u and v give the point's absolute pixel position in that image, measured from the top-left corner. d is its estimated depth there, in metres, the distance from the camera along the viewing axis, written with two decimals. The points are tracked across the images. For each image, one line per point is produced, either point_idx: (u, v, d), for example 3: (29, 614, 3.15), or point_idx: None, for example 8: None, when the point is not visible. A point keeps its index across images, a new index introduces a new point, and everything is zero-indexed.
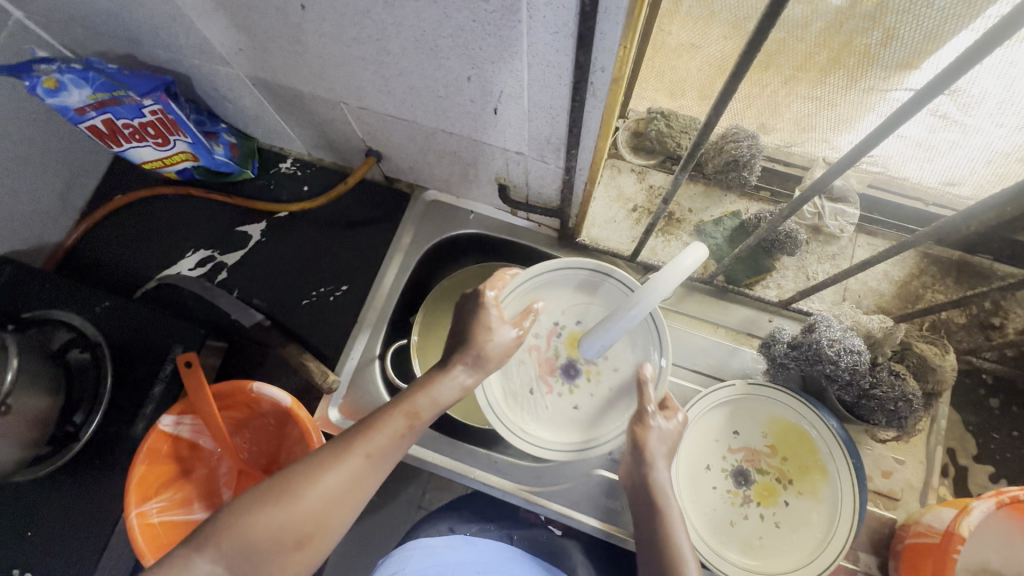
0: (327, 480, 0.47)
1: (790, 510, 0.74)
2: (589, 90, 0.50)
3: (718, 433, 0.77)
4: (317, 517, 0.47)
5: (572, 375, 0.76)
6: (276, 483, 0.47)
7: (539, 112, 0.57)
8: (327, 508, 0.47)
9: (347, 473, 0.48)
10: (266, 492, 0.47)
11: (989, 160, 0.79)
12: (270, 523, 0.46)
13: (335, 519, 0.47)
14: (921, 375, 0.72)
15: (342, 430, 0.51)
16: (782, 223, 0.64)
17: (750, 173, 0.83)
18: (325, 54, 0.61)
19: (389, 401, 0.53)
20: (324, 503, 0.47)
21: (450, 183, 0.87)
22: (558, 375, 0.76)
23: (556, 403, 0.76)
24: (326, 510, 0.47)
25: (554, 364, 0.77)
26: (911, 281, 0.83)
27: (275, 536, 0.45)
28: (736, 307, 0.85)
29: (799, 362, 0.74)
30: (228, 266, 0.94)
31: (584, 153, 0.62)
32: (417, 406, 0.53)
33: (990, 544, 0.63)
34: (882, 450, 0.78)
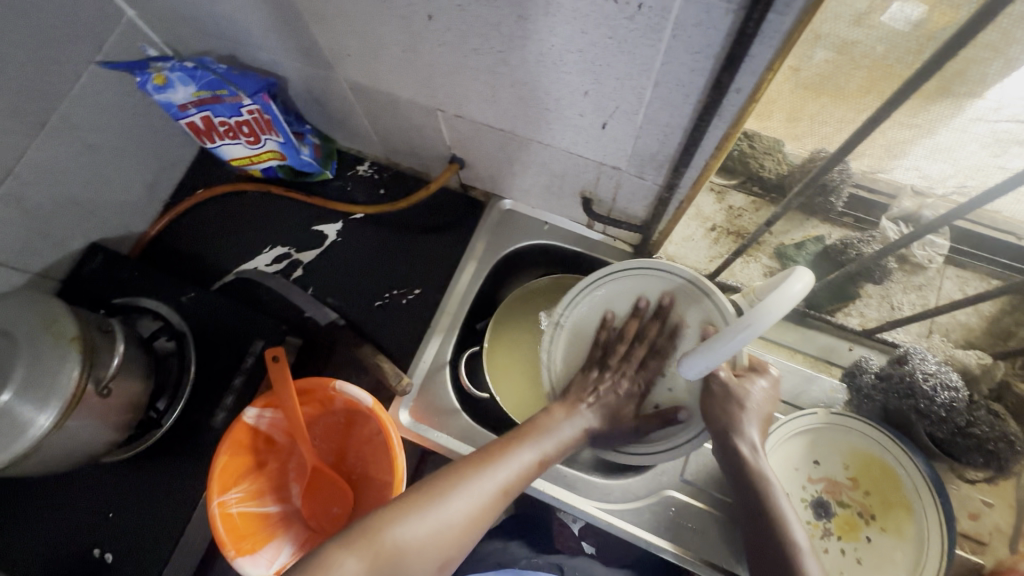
0: (464, 503, 0.57)
1: (873, 547, 0.72)
2: (718, 110, 0.49)
3: (798, 461, 0.76)
4: (453, 533, 0.55)
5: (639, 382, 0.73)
6: (424, 499, 0.56)
7: (652, 129, 0.57)
8: (467, 526, 0.56)
9: (484, 495, 0.58)
10: (412, 505, 0.55)
11: None
12: (415, 535, 0.54)
13: (466, 537, 0.57)
14: (1022, 417, 0.69)
15: (497, 447, 0.63)
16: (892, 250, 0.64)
17: (837, 199, 0.83)
18: (437, 62, 0.63)
19: (536, 437, 0.65)
20: (465, 521, 0.56)
21: (530, 194, 0.88)
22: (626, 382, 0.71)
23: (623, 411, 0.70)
24: (459, 532, 0.56)
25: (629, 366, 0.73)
26: (1002, 317, 0.80)
27: (419, 546, 0.54)
28: (815, 334, 0.83)
29: (888, 394, 0.72)
30: (304, 264, 0.96)
31: (689, 172, 0.61)
32: (542, 450, 0.64)
33: None
34: (970, 491, 0.74)
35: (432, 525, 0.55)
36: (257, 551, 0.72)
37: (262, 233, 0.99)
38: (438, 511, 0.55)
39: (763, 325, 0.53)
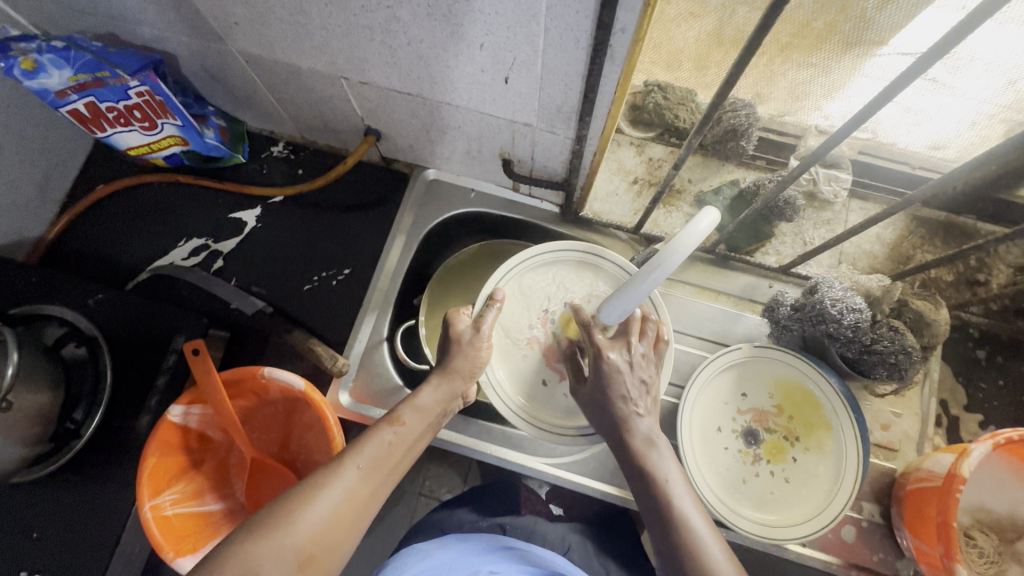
0: (325, 504, 0.50)
1: (799, 466, 0.76)
2: (608, 52, 0.50)
3: (727, 395, 0.80)
4: (318, 540, 0.48)
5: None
6: (277, 512, 0.48)
7: (553, 79, 0.57)
8: (328, 527, 0.49)
9: (337, 494, 0.51)
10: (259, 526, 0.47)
11: (973, 122, 0.83)
12: (272, 555, 0.45)
13: (336, 538, 0.49)
14: (917, 331, 0.75)
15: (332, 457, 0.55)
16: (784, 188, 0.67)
17: (747, 143, 0.84)
18: (329, 24, 0.60)
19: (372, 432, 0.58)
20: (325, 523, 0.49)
21: (452, 161, 0.87)
22: (564, 358, 0.74)
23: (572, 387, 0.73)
24: (324, 536, 0.49)
25: (558, 349, 0.74)
26: (902, 243, 0.86)
27: (276, 565, 0.45)
28: (737, 274, 0.87)
29: (803, 323, 0.76)
30: (224, 255, 0.92)
31: (596, 121, 0.62)
32: (397, 436, 0.59)
33: (985, 487, 0.73)
34: (880, 404, 0.81)
35: (289, 537, 0.46)
36: (199, 550, 0.69)
37: (176, 225, 0.93)
38: (293, 520, 0.47)
39: (667, 263, 0.53)
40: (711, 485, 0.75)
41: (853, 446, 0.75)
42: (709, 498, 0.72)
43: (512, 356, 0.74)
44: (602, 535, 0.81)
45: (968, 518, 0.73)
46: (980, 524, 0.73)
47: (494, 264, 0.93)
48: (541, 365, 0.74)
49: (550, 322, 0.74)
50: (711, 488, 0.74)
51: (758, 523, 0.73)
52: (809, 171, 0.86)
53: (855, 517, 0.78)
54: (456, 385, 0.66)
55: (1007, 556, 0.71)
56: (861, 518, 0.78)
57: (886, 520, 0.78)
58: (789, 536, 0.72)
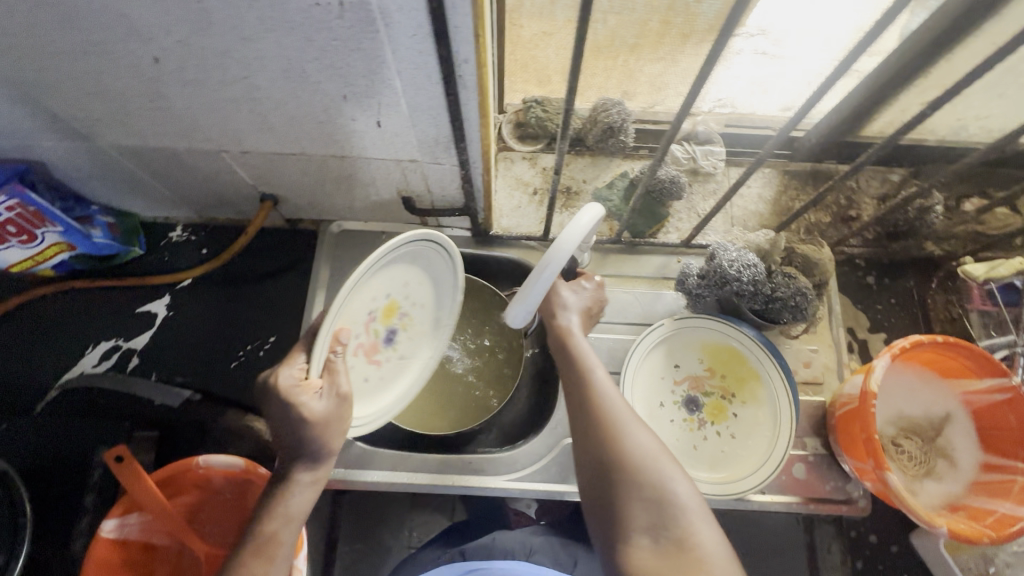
0: None
1: (740, 420, 0.81)
2: (460, 81, 0.54)
3: (662, 370, 0.84)
4: None
5: (392, 338, 0.67)
6: None
7: (421, 116, 0.60)
8: None
9: None
10: None
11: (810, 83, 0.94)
12: None
13: None
14: (808, 271, 0.83)
15: None
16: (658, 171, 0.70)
17: (625, 137, 0.90)
18: (193, 104, 0.61)
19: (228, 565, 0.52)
20: None
21: (354, 209, 0.88)
22: (380, 348, 0.66)
23: (388, 372, 0.67)
24: None
25: (376, 343, 0.65)
26: (780, 197, 0.95)
27: None
28: (647, 256, 0.92)
29: (710, 288, 0.82)
30: (139, 351, 0.88)
31: (472, 145, 0.66)
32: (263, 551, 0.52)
33: (899, 396, 0.81)
34: (798, 344, 0.88)
35: None
36: None
37: (81, 331, 0.89)
38: None
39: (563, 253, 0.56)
40: None
41: (782, 388, 0.80)
42: None
43: None
44: (581, 534, 0.82)
45: (894, 429, 0.79)
46: (906, 432, 0.79)
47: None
48: (359, 367, 0.64)
49: (371, 321, 0.63)
50: None
51: (716, 483, 0.76)
52: (686, 150, 0.94)
53: (802, 454, 0.83)
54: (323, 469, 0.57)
55: (932, 454, 0.78)
56: (807, 454, 0.83)
57: (829, 450, 0.83)
58: (745, 486, 0.75)
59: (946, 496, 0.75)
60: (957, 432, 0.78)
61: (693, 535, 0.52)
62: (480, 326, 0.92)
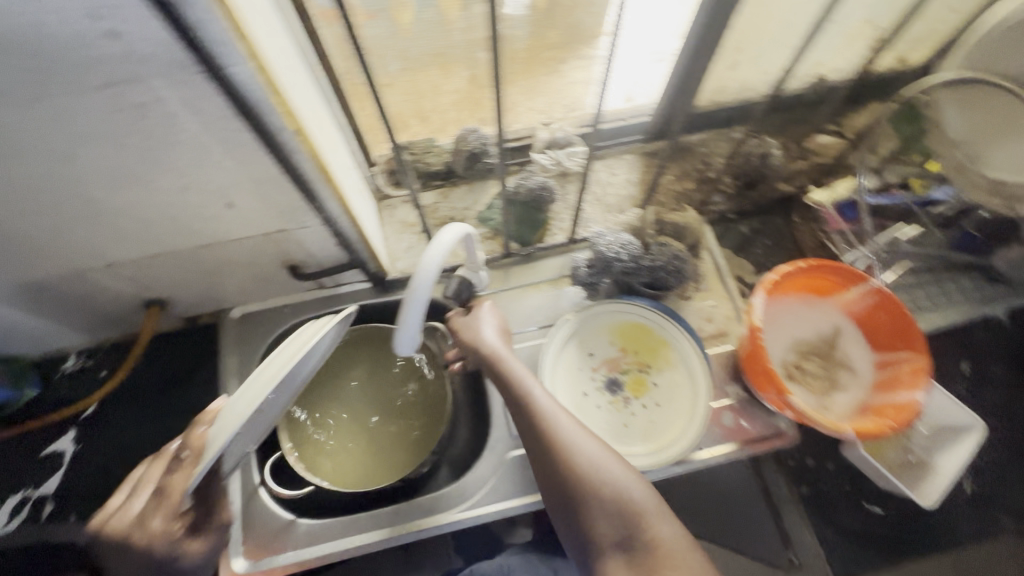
0: None
1: (660, 387, 0.85)
2: (285, 148, 0.57)
3: (579, 362, 0.87)
4: None
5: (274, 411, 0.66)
6: None
7: (266, 188, 0.63)
8: None
9: None
10: None
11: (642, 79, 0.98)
12: None
13: None
14: (680, 236, 0.89)
15: None
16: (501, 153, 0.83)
17: (491, 158, 0.97)
18: (36, 231, 0.61)
19: None
20: None
21: (248, 291, 0.89)
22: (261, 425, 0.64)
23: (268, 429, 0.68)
24: None
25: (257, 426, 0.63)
26: (646, 177, 1.03)
27: None
28: (543, 261, 0.97)
29: (599, 274, 0.87)
30: (52, 495, 0.83)
31: (329, 202, 0.68)
32: None
33: (792, 324, 0.87)
34: (697, 303, 0.93)
35: None
36: None
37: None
38: None
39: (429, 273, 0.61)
40: None
41: (691, 348, 0.85)
42: None
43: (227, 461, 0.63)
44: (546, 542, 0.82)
45: (796, 354, 0.85)
46: (807, 354, 0.85)
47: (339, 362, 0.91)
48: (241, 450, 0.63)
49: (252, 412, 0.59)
50: None
51: (651, 453, 0.79)
52: (551, 157, 1.01)
53: (727, 402, 0.87)
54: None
55: (834, 367, 0.84)
56: (731, 400, 0.87)
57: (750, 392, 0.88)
58: (678, 448, 0.78)
59: (854, 403, 0.81)
60: (848, 342, 0.85)
61: (655, 537, 0.55)
62: (403, 373, 0.91)
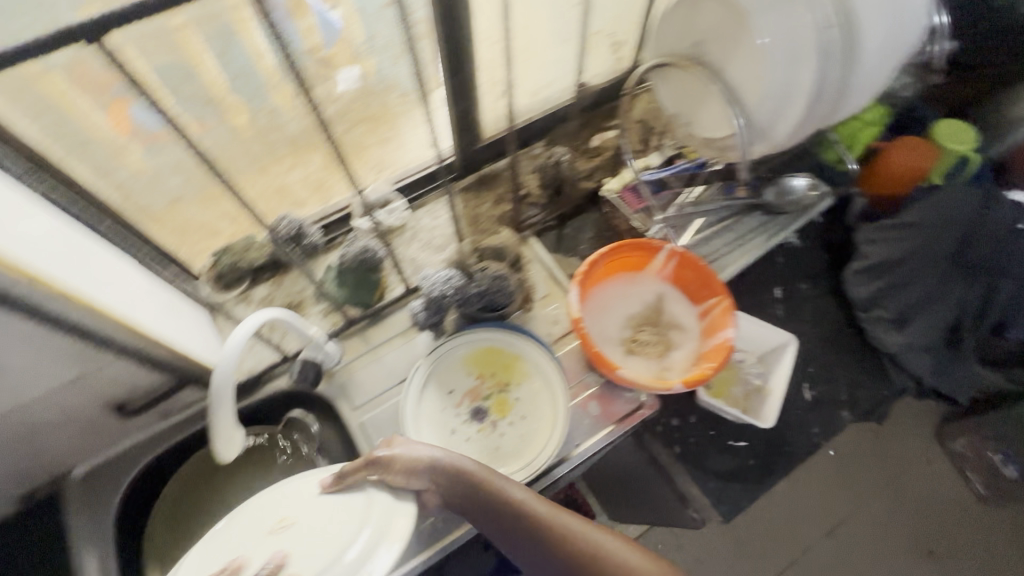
0: None
1: (523, 400, 0.89)
2: (25, 298, 0.55)
3: (441, 400, 0.88)
4: None
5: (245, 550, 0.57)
6: None
7: (33, 346, 0.60)
8: None
9: None
10: None
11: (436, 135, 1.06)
12: None
13: None
14: (500, 255, 0.95)
15: None
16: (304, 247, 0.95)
17: (311, 236, 1.00)
18: None
19: None
20: None
21: (83, 449, 0.82)
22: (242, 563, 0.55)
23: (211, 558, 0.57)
24: None
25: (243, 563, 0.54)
26: (466, 211, 1.09)
27: None
28: (390, 316, 1.00)
29: (435, 312, 0.91)
30: None
31: (115, 334, 0.67)
32: None
33: (621, 301, 0.94)
34: (538, 310, 0.99)
35: None
36: None
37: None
38: None
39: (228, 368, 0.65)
40: None
41: (541, 354, 0.89)
42: None
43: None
44: None
45: (630, 328, 0.92)
46: (639, 326, 0.92)
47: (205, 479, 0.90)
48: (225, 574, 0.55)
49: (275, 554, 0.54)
50: None
51: (524, 465, 0.83)
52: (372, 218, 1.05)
53: (589, 389, 0.92)
54: None
55: (664, 329, 0.92)
56: (592, 387, 0.92)
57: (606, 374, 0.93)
58: (547, 453, 0.81)
59: (688, 355, 0.88)
60: (670, 304, 0.94)
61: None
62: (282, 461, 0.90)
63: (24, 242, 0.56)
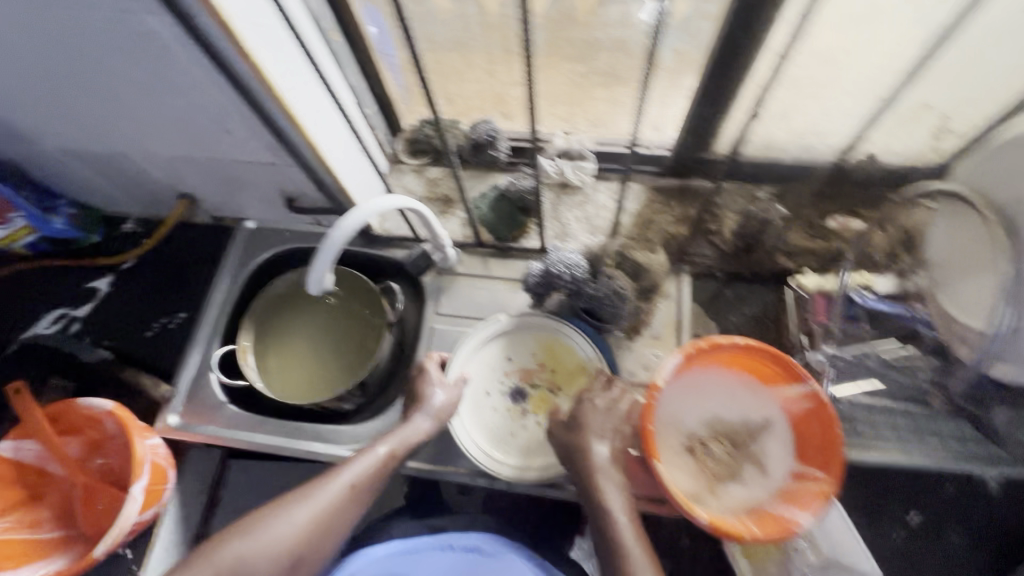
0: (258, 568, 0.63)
1: (560, 411, 0.88)
2: (256, 92, 0.67)
3: (495, 362, 0.91)
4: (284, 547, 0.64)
5: None
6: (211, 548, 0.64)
7: (252, 121, 0.74)
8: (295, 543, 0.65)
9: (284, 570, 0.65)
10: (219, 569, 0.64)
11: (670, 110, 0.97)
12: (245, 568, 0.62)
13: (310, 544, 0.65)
14: (638, 276, 0.87)
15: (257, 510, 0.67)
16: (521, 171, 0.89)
17: (496, 151, 1.01)
18: (89, 110, 0.78)
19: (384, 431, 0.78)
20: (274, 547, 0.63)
21: (258, 207, 1.03)
22: None
23: None
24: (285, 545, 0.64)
25: None
26: (644, 210, 1.00)
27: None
28: (516, 261, 1.01)
29: (544, 288, 0.89)
30: (79, 319, 1.05)
31: (304, 149, 0.78)
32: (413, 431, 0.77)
33: (719, 399, 0.81)
34: (641, 348, 0.91)
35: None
36: (19, 567, 0.77)
37: (32, 312, 1.07)
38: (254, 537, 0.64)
39: (357, 222, 0.70)
40: (478, 441, 0.86)
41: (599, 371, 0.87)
42: (472, 454, 0.84)
43: (485, 407, 0.89)
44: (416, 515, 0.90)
45: (706, 431, 0.80)
46: (719, 433, 0.80)
47: (296, 304, 1.02)
48: None
49: None
50: (475, 444, 0.85)
51: (516, 468, 0.84)
52: (556, 166, 1.03)
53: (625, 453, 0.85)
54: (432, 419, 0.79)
55: (741, 458, 0.78)
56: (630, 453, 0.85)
57: None
58: (549, 474, 0.82)
59: (747, 500, 0.74)
60: (772, 441, 0.78)
61: None
62: (369, 310, 0.99)
63: (280, 60, 0.67)
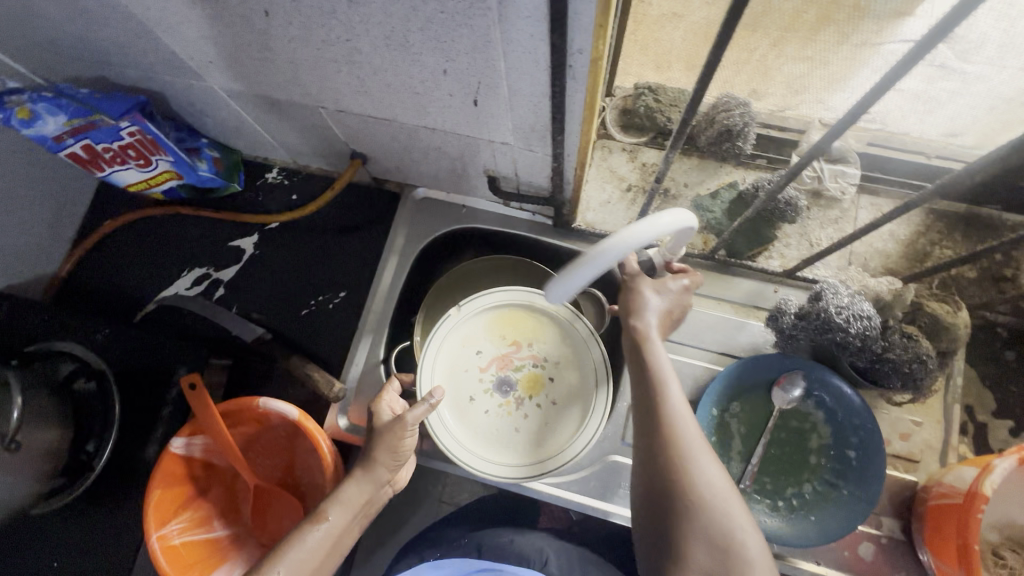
0: None
1: (559, 384, 0.74)
2: (569, 73, 0.48)
3: (462, 362, 0.74)
4: None
5: None
6: None
7: (520, 101, 0.55)
8: None
9: None
10: None
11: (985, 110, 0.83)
12: None
13: None
14: (935, 335, 0.70)
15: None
16: (780, 191, 0.62)
17: (744, 143, 0.80)
18: (296, 59, 0.59)
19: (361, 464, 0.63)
20: None
21: (440, 179, 0.85)
22: None
23: None
24: None
25: None
26: (917, 239, 0.81)
27: None
28: (740, 280, 0.83)
29: (808, 331, 0.72)
30: (224, 283, 0.93)
31: (572, 138, 0.60)
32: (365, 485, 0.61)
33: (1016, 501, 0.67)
34: (899, 413, 0.77)
35: None
36: None
37: (168, 268, 0.94)
38: None
39: (634, 243, 0.47)
40: (510, 456, 0.72)
41: (586, 331, 0.73)
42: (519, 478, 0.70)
43: (470, 411, 0.73)
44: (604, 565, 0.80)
45: (997, 535, 0.67)
46: (1013, 541, 0.67)
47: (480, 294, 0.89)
48: None
49: None
50: (510, 462, 0.71)
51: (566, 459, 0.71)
52: (812, 168, 0.82)
53: (873, 533, 0.74)
54: (381, 475, 0.62)
55: None
56: (880, 534, 0.74)
57: (906, 536, 0.74)
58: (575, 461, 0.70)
59: None
60: None
61: None
62: None
63: None
